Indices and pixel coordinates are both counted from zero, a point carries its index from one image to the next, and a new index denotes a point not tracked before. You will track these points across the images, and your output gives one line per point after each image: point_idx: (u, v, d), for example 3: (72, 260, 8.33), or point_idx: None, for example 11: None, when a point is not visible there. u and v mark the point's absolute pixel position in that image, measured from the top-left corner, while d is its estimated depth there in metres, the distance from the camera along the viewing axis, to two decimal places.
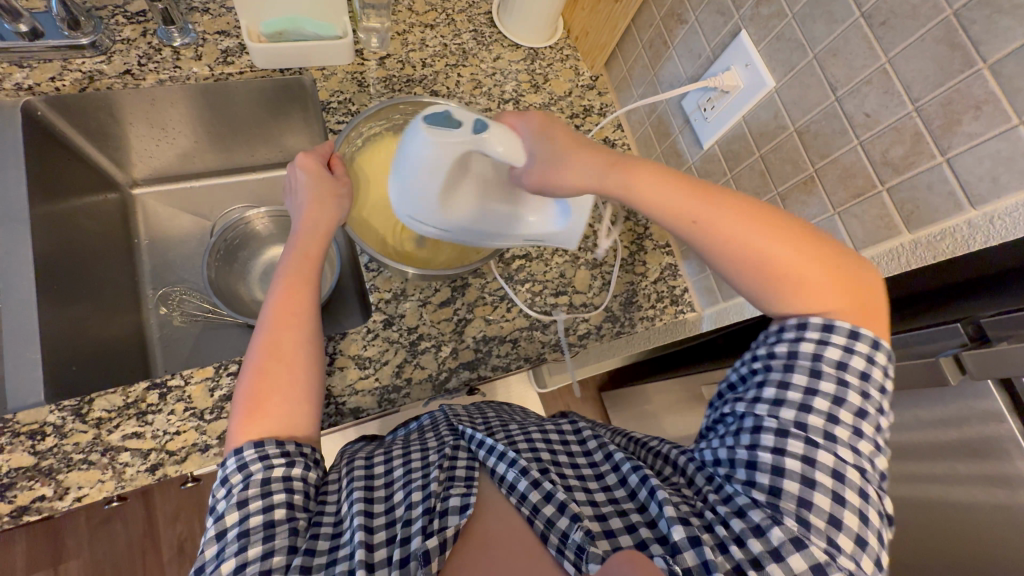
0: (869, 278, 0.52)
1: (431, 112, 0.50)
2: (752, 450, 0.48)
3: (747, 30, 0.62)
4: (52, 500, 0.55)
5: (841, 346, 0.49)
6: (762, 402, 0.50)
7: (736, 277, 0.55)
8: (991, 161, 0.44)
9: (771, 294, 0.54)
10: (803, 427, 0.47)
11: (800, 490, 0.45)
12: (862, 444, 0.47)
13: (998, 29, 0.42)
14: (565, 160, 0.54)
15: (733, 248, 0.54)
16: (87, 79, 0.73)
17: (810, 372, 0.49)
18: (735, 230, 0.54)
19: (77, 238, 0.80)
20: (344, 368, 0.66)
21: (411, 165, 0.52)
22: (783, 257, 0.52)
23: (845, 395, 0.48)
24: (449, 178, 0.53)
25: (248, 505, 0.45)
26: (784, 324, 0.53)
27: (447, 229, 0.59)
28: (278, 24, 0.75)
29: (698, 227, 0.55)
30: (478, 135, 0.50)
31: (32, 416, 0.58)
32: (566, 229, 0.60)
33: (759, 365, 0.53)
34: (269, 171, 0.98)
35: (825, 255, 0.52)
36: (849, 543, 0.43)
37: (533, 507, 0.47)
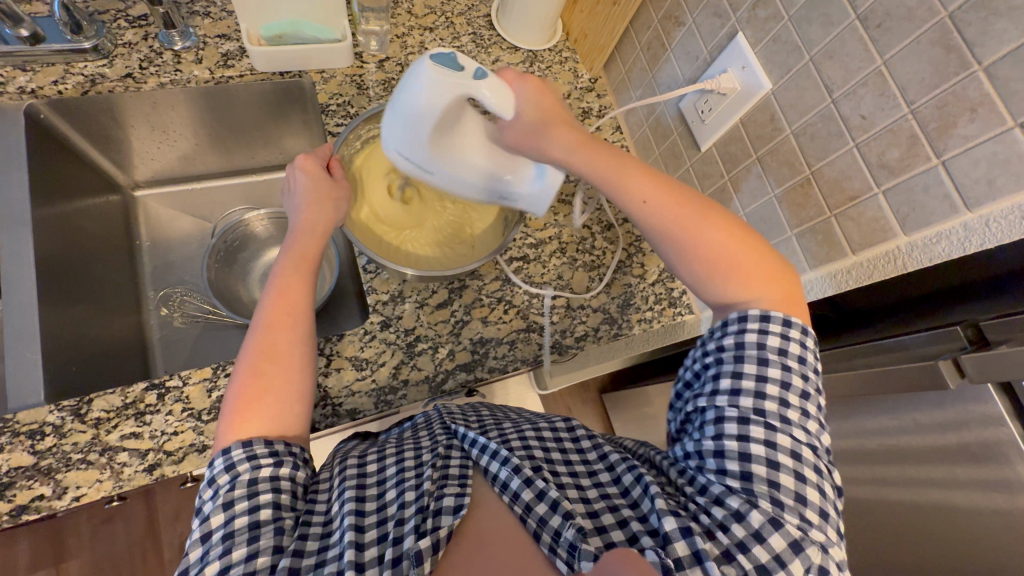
0: (792, 275, 0.56)
1: (438, 52, 0.51)
2: (717, 440, 0.49)
3: (744, 33, 0.62)
4: (50, 500, 0.56)
5: (779, 335, 0.51)
6: (721, 394, 0.51)
7: (672, 255, 0.58)
8: (986, 164, 0.44)
9: (705, 273, 0.57)
10: (762, 413, 0.49)
11: (770, 474, 0.46)
12: (809, 424, 0.49)
13: (993, 31, 0.42)
14: (542, 136, 0.57)
15: (673, 228, 0.57)
16: (89, 83, 0.74)
17: (760, 360, 0.51)
18: (680, 213, 0.57)
19: (79, 240, 0.81)
20: (341, 369, 0.66)
21: (408, 102, 0.53)
22: (715, 241, 0.56)
23: (791, 379, 0.50)
24: (439, 120, 0.54)
25: (235, 506, 0.45)
26: (727, 320, 0.54)
27: (428, 172, 0.60)
28: (277, 27, 0.76)
29: (647, 207, 0.58)
30: (478, 81, 0.51)
31: (32, 416, 0.58)
32: (539, 190, 0.62)
33: (710, 359, 0.54)
34: (270, 173, 0.99)
35: (751, 245, 0.57)
36: (816, 517, 0.45)
37: (525, 506, 0.47)
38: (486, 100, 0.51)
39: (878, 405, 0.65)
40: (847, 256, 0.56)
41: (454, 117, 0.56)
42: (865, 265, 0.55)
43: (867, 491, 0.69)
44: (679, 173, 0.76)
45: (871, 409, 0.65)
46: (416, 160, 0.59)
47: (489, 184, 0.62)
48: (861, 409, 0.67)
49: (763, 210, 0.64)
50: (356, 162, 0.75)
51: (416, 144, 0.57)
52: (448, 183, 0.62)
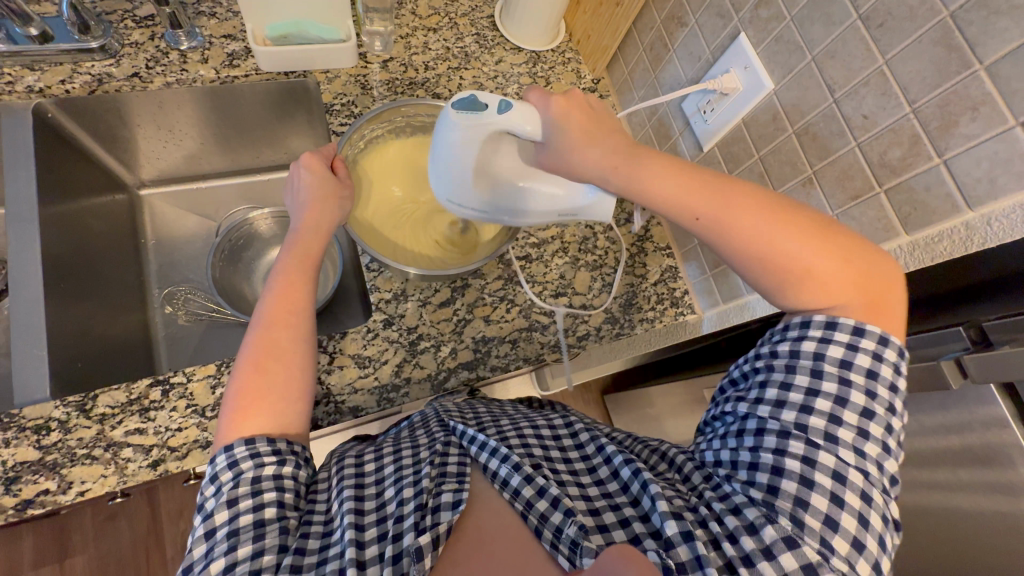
0: (884, 280, 0.51)
1: (458, 97, 0.52)
2: (754, 451, 0.49)
3: (746, 33, 0.62)
4: (55, 494, 0.56)
5: (846, 342, 0.49)
6: (765, 403, 0.50)
7: (740, 267, 0.54)
8: (988, 163, 0.44)
9: (779, 286, 0.52)
10: (804, 429, 0.47)
11: (799, 492, 0.45)
12: (867, 447, 0.47)
13: (994, 30, 0.42)
14: (578, 152, 0.54)
15: (742, 241, 0.52)
16: (96, 82, 0.75)
17: (813, 372, 0.49)
18: (749, 224, 0.52)
19: (85, 237, 0.81)
20: (344, 366, 0.67)
21: (443, 151, 0.54)
22: (792, 252, 0.51)
23: (848, 394, 0.48)
24: (476, 157, 0.54)
25: (239, 504, 0.46)
26: (789, 323, 0.53)
27: (485, 212, 0.61)
28: (282, 27, 0.76)
29: (703, 222, 0.53)
30: (503, 114, 0.51)
31: (38, 411, 0.59)
32: (596, 201, 0.58)
33: (760, 364, 0.53)
34: (274, 172, 0.99)
35: (835, 250, 0.51)
36: (844, 546, 0.43)
37: (525, 503, 0.48)
38: (520, 131, 0.52)
39: None
40: None
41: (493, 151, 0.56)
42: None
43: None
44: None
45: None
46: (471, 207, 0.60)
47: (548, 205, 0.59)
48: None
49: None
50: (360, 162, 0.76)
51: (461, 186, 0.57)
52: (509, 216, 0.61)
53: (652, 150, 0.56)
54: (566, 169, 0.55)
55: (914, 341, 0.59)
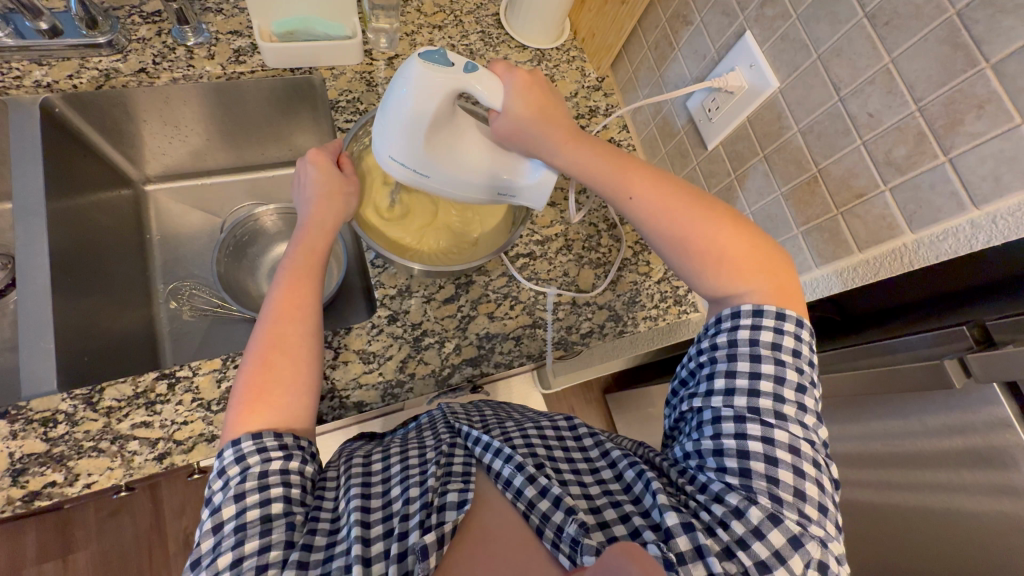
0: (789, 268, 0.57)
1: (426, 50, 0.52)
2: (715, 439, 0.49)
3: (751, 31, 0.62)
4: (62, 487, 0.56)
5: (772, 329, 0.52)
6: (716, 394, 0.51)
7: (655, 241, 0.60)
8: (993, 161, 0.44)
9: (696, 269, 0.58)
10: (757, 411, 0.49)
11: (768, 470, 0.47)
12: (806, 418, 0.49)
13: (1000, 28, 0.42)
14: (534, 135, 0.59)
15: (661, 219, 0.58)
16: (104, 77, 0.75)
17: (753, 357, 0.51)
18: (674, 209, 0.58)
19: (91, 232, 0.82)
20: (348, 361, 0.67)
21: (398, 106, 0.53)
22: (708, 236, 0.57)
23: (785, 373, 0.50)
24: (433, 118, 0.54)
25: (246, 498, 0.46)
26: (721, 316, 0.55)
27: (426, 176, 0.60)
28: (289, 24, 0.77)
29: (634, 202, 0.59)
30: (471, 73, 0.52)
31: (45, 404, 0.59)
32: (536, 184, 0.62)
33: (704, 358, 0.55)
34: (278, 169, 1.00)
35: (748, 239, 0.57)
36: (815, 512, 0.46)
37: (528, 502, 0.48)
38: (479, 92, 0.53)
39: (884, 405, 0.65)
40: (854, 253, 0.57)
41: (448, 115, 0.56)
42: (872, 262, 0.55)
43: (872, 493, 0.69)
44: (686, 171, 0.77)
45: (877, 409, 0.66)
46: (412, 167, 0.58)
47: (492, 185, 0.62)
48: (866, 409, 0.68)
49: (769, 208, 0.65)
50: (365, 158, 0.76)
51: (409, 145, 0.56)
52: (446, 185, 0.61)
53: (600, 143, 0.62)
54: (525, 143, 0.59)
55: (916, 340, 0.59)
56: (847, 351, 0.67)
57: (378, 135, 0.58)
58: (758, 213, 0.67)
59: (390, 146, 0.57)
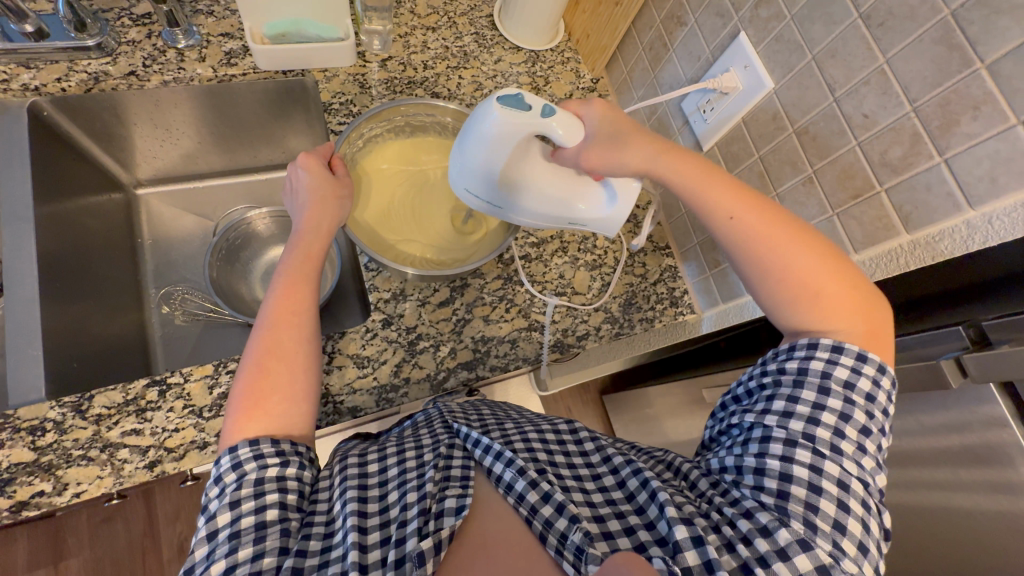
0: (880, 307, 0.54)
1: (504, 92, 0.50)
2: (759, 457, 0.49)
3: (746, 32, 0.62)
4: (50, 496, 0.56)
5: (848, 367, 0.51)
6: (772, 413, 0.51)
7: (751, 268, 0.57)
8: (989, 162, 0.44)
9: (786, 300, 0.55)
10: (811, 439, 0.48)
11: (809, 496, 0.46)
12: (863, 459, 0.48)
13: (995, 29, 0.42)
14: (620, 145, 0.58)
15: (765, 244, 0.56)
16: (93, 80, 0.74)
17: (821, 388, 0.50)
18: (769, 233, 0.55)
19: (81, 237, 0.81)
20: (343, 366, 0.66)
21: (476, 143, 0.53)
22: (800, 266, 0.54)
23: (851, 412, 0.49)
24: (511, 155, 0.53)
25: (241, 506, 0.45)
26: (795, 344, 0.53)
27: (498, 208, 0.60)
28: (281, 25, 0.76)
29: (735, 221, 0.57)
30: (548, 118, 0.50)
31: (33, 412, 0.58)
32: (610, 215, 0.60)
33: (768, 380, 0.54)
34: (271, 171, 0.99)
35: (843, 271, 0.54)
36: (852, 548, 0.44)
37: (530, 507, 0.47)
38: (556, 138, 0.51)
39: None
40: (850, 254, 0.57)
41: (523, 152, 0.55)
42: (868, 263, 0.55)
43: None
44: None
45: None
46: (484, 198, 0.59)
47: (565, 215, 0.60)
48: None
49: None
50: (359, 161, 0.76)
51: (484, 179, 0.56)
52: (517, 215, 0.61)
53: (687, 154, 0.61)
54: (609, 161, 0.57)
55: (917, 341, 0.59)
56: None
57: (454, 164, 0.58)
58: None
59: (467, 178, 0.58)
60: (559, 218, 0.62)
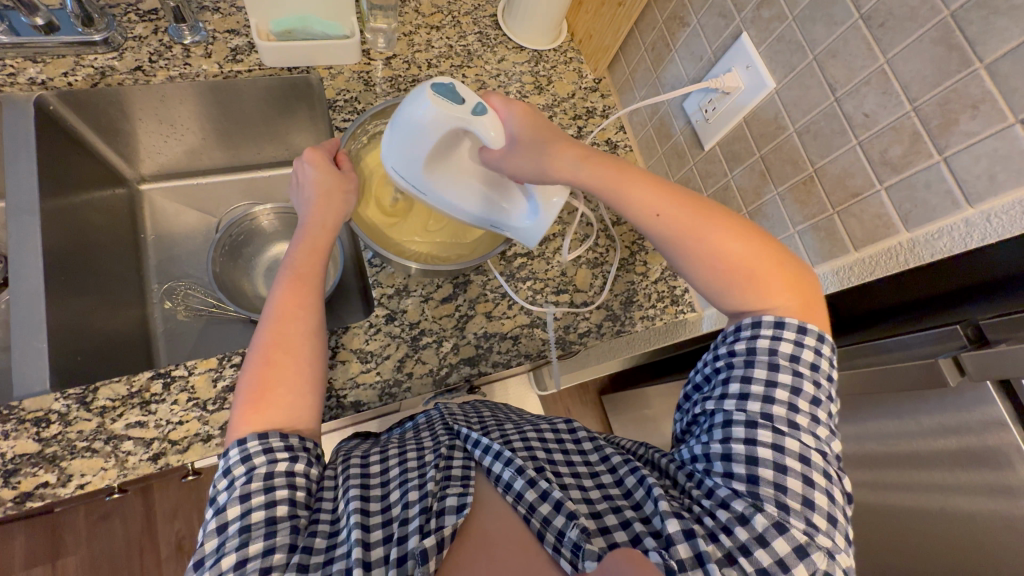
0: (813, 285, 0.56)
1: (439, 80, 0.53)
2: (724, 443, 0.49)
3: (748, 33, 0.63)
4: (55, 487, 0.56)
5: (792, 341, 0.52)
6: (730, 397, 0.51)
7: (694, 268, 0.58)
8: (987, 160, 0.45)
9: (726, 287, 0.56)
10: (770, 418, 0.49)
11: (776, 477, 0.47)
12: (818, 429, 0.49)
13: (994, 29, 0.43)
14: (539, 152, 0.57)
15: (704, 245, 0.57)
16: (99, 75, 0.74)
17: (771, 366, 0.51)
18: (703, 227, 0.57)
19: (84, 232, 0.81)
20: (346, 361, 0.67)
21: (408, 127, 0.55)
22: (736, 253, 0.56)
23: (801, 385, 0.50)
24: (437, 144, 0.56)
25: (251, 498, 0.46)
26: (740, 325, 0.55)
27: (423, 193, 0.62)
28: (287, 23, 0.75)
29: (660, 220, 0.58)
30: (477, 115, 0.53)
31: (37, 404, 0.58)
32: (529, 228, 0.62)
33: (721, 364, 0.55)
34: (273, 168, 0.99)
35: (773, 256, 0.56)
36: (823, 521, 0.46)
37: (528, 506, 0.48)
38: (481, 131, 0.53)
39: (880, 407, 0.65)
40: (849, 252, 0.57)
41: (453, 143, 0.57)
42: (867, 261, 0.56)
43: (867, 493, 0.70)
44: (682, 172, 0.78)
45: (874, 412, 0.66)
46: (411, 181, 0.61)
47: (488, 213, 0.63)
48: (861, 409, 0.68)
49: (766, 208, 0.65)
50: (363, 157, 0.76)
51: (412, 163, 0.58)
52: (441, 205, 0.63)
53: (603, 157, 0.61)
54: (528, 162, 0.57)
55: (911, 339, 0.59)
56: (842, 351, 0.68)
57: (387, 144, 0.60)
58: (755, 214, 0.67)
59: (394, 157, 0.59)
60: (481, 219, 0.64)
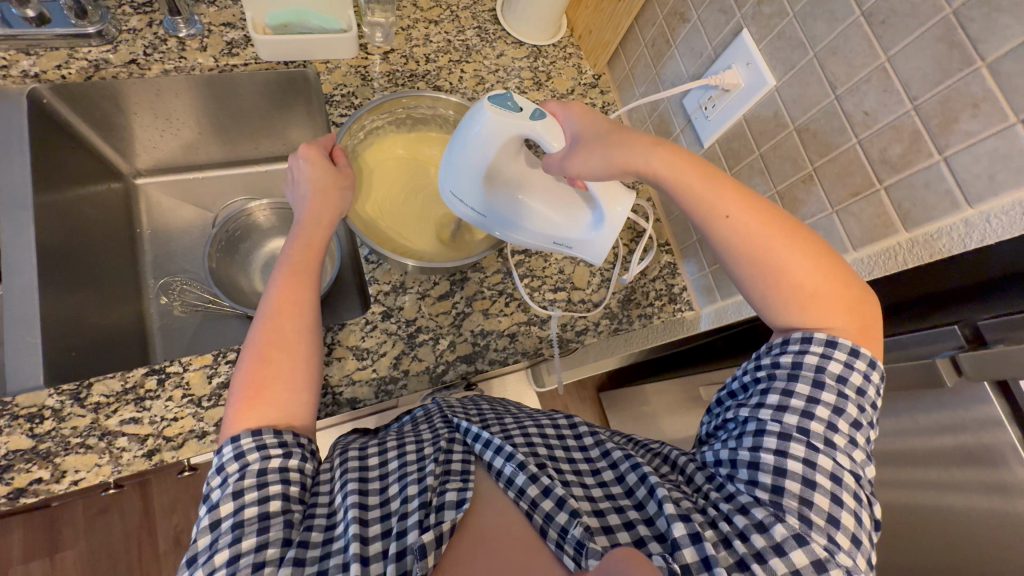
0: (871, 302, 0.54)
1: (494, 94, 0.54)
2: (753, 451, 0.49)
3: (749, 29, 0.62)
4: (49, 483, 0.56)
5: (842, 362, 0.51)
6: (766, 407, 0.51)
7: (754, 286, 0.56)
8: (988, 159, 0.44)
9: (778, 303, 0.55)
10: (805, 432, 0.48)
11: (803, 491, 0.46)
12: (855, 452, 0.49)
13: (996, 27, 0.42)
14: (601, 148, 0.57)
15: (762, 262, 0.55)
16: (93, 68, 0.74)
17: (815, 382, 0.51)
18: (765, 236, 0.55)
19: (79, 227, 0.81)
20: (342, 358, 0.66)
21: (467, 144, 0.56)
22: (791, 267, 0.54)
23: (844, 406, 0.50)
24: (495, 156, 0.56)
25: (244, 496, 0.45)
26: (789, 338, 0.54)
27: (484, 215, 0.63)
28: (284, 16, 0.75)
29: (730, 221, 0.56)
30: (534, 120, 0.53)
31: (31, 400, 0.58)
32: (594, 238, 0.61)
33: (761, 374, 0.54)
34: (271, 164, 0.99)
35: (832, 271, 0.54)
36: (845, 541, 0.45)
37: (530, 502, 0.48)
38: (542, 139, 0.54)
39: (877, 405, 0.65)
40: (848, 252, 0.57)
41: (511, 157, 0.58)
42: (866, 261, 0.56)
43: None
44: None
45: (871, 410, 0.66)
46: (472, 204, 0.62)
47: (552, 229, 0.62)
48: None
49: None
50: (360, 154, 0.76)
51: (470, 180, 0.59)
52: (501, 226, 0.63)
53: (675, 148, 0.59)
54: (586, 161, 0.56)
55: (909, 339, 0.59)
56: None
57: (445, 169, 0.61)
58: None
59: (453, 180, 0.60)
60: (547, 237, 0.63)
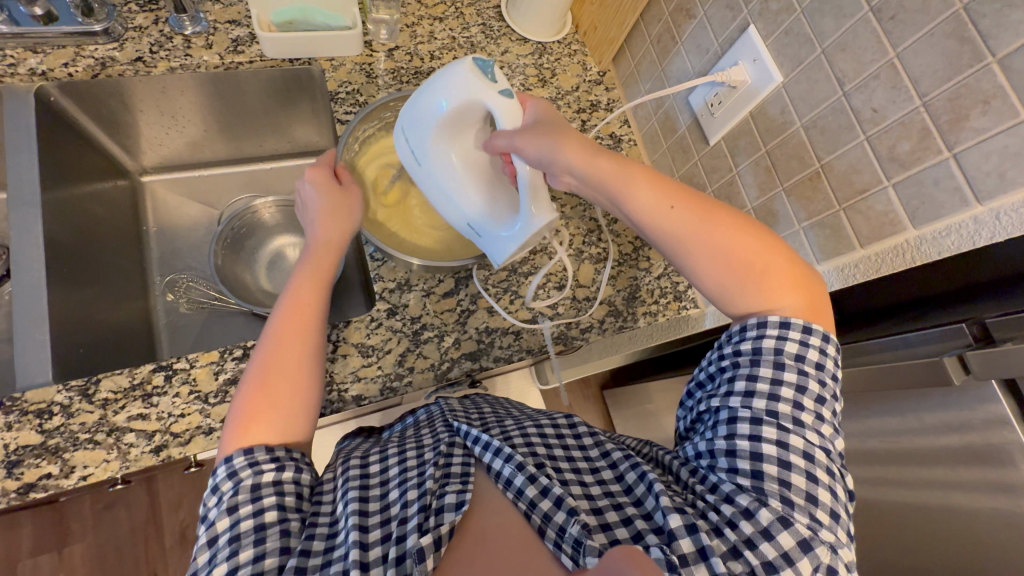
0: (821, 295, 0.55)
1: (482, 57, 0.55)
2: (729, 439, 0.49)
3: (755, 25, 0.62)
4: (57, 479, 0.56)
5: (797, 341, 0.51)
6: (734, 395, 0.51)
7: (706, 276, 0.56)
8: (998, 157, 0.44)
9: (730, 291, 0.56)
10: (774, 414, 0.49)
11: (780, 473, 0.46)
12: (822, 427, 0.49)
13: (1008, 23, 0.42)
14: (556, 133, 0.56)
15: (716, 254, 0.55)
16: (100, 66, 0.74)
17: (776, 364, 0.50)
18: (710, 229, 0.55)
19: (86, 224, 0.81)
20: (347, 355, 0.67)
21: (434, 93, 0.56)
22: (734, 251, 0.55)
23: (807, 384, 0.50)
24: (450, 116, 0.56)
25: (239, 510, 0.45)
26: (745, 324, 0.54)
27: (417, 164, 0.63)
28: (288, 13, 0.75)
29: (675, 212, 0.56)
30: (500, 94, 0.54)
31: (40, 396, 0.59)
32: (506, 236, 0.59)
33: (726, 362, 0.54)
34: (275, 162, 0.99)
35: (781, 261, 0.55)
36: (826, 518, 0.45)
37: (529, 502, 0.48)
38: (495, 107, 0.54)
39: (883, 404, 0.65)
40: (855, 249, 0.57)
41: (468, 124, 0.58)
42: (873, 258, 0.55)
43: (868, 490, 0.69)
44: (687, 167, 0.77)
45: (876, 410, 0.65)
46: (412, 148, 0.62)
47: (468, 208, 0.61)
48: (863, 407, 0.67)
49: (773, 206, 0.64)
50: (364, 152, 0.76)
51: (419, 129, 0.59)
52: (428, 184, 0.63)
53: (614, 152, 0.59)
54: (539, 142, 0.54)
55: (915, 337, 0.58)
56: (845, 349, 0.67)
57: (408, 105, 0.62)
58: (759, 210, 0.66)
59: (408, 118, 0.61)
60: (462, 215, 0.62)
